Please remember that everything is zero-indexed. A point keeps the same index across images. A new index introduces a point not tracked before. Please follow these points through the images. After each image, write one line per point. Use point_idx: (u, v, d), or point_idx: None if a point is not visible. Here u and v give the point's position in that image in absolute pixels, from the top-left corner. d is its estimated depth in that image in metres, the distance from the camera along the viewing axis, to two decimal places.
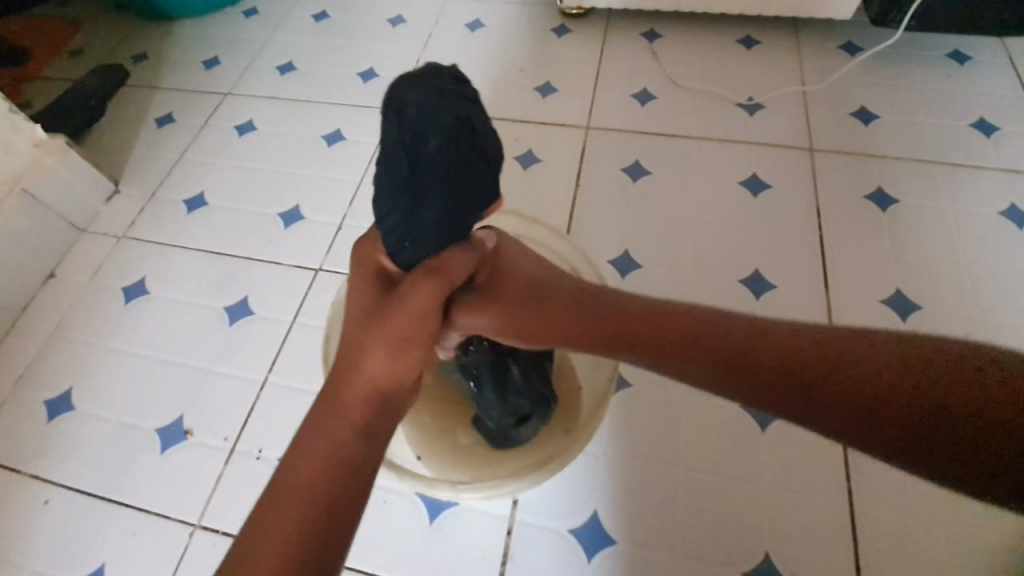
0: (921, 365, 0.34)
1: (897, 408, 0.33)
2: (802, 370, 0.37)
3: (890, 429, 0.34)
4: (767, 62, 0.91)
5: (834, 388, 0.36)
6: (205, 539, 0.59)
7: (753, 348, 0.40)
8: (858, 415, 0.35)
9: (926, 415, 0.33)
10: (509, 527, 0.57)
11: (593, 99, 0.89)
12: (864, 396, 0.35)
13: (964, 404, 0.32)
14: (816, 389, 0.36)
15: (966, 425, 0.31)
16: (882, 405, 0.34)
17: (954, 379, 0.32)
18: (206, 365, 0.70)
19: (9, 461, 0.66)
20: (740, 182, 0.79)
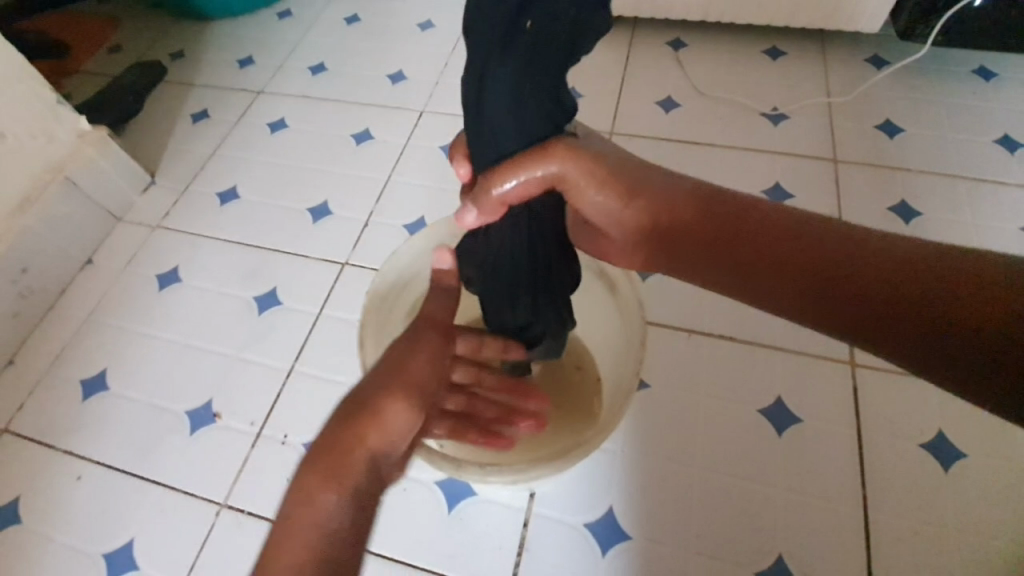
0: (957, 273, 0.33)
1: (926, 308, 0.33)
2: (844, 268, 0.36)
3: (912, 332, 0.33)
4: (791, 73, 0.92)
5: (870, 285, 0.35)
6: (229, 518, 0.61)
7: (789, 238, 0.38)
8: (888, 318, 0.34)
9: (955, 315, 0.32)
10: (526, 519, 0.58)
11: (618, 106, 0.90)
12: (895, 294, 0.34)
13: (992, 307, 0.31)
14: (849, 290, 0.35)
15: (984, 322, 0.31)
16: (898, 306, 0.34)
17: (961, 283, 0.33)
18: (235, 352, 0.72)
19: (45, 436, 0.69)
20: (762, 190, 0.80)
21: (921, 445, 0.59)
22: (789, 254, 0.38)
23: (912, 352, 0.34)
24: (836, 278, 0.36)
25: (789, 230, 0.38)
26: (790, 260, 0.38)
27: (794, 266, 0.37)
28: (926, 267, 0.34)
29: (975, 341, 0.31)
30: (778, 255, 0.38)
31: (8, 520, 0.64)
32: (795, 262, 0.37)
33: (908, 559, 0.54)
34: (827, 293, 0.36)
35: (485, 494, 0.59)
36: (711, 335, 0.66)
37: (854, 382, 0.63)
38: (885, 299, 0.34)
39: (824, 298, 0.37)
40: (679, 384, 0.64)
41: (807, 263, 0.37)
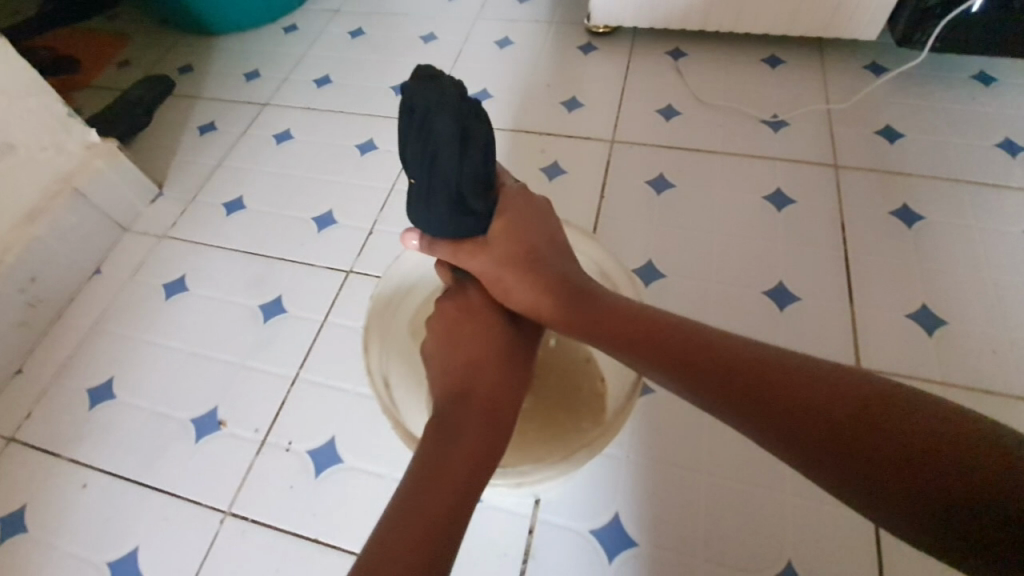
0: (938, 425, 0.30)
1: (881, 442, 0.31)
2: (794, 384, 0.35)
3: (884, 472, 0.31)
4: (790, 81, 0.93)
5: (817, 398, 0.34)
6: (234, 526, 0.61)
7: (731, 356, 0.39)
8: (833, 436, 0.33)
9: (912, 457, 0.30)
10: (531, 526, 0.58)
11: (619, 114, 0.91)
12: (871, 442, 0.32)
13: (963, 460, 0.29)
14: (801, 409, 0.34)
15: (952, 470, 0.29)
16: (873, 450, 0.31)
17: (943, 435, 0.30)
18: (241, 359, 0.73)
19: (51, 445, 0.69)
20: (764, 196, 0.80)
21: None
22: (743, 363, 0.38)
23: (866, 477, 0.31)
24: (777, 386, 0.36)
25: (750, 352, 0.38)
26: (742, 367, 0.38)
27: (742, 372, 0.37)
28: (871, 394, 0.33)
29: (940, 492, 0.29)
30: (727, 359, 0.39)
31: (13, 529, 0.64)
32: (747, 364, 0.38)
33: (919, 563, 0.53)
34: (773, 407, 0.35)
35: (490, 499, 0.59)
36: None
37: None
38: (839, 426, 0.33)
39: (797, 423, 0.34)
40: None
41: (754, 366, 0.37)
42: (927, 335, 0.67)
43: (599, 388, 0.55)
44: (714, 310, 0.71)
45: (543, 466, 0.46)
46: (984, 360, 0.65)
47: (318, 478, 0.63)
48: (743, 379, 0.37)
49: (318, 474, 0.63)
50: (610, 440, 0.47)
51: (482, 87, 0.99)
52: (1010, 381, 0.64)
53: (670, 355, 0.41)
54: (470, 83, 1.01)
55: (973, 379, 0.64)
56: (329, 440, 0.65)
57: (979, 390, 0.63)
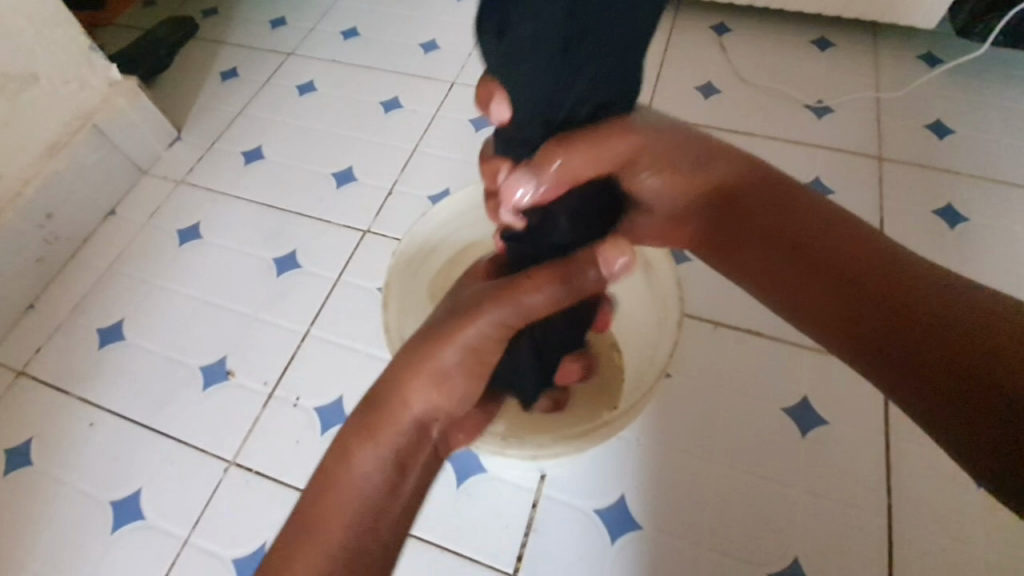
0: (1006, 325, 0.30)
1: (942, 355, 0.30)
2: (871, 273, 0.36)
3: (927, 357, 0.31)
4: (839, 66, 0.88)
5: (894, 294, 0.34)
6: (238, 477, 0.61)
7: (875, 260, 0.36)
8: (933, 357, 0.31)
9: (984, 370, 0.29)
10: (535, 501, 0.57)
11: (655, 88, 0.87)
12: (926, 336, 0.32)
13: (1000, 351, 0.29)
14: (899, 307, 0.33)
15: (986, 358, 0.29)
16: (925, 347, 0.31)
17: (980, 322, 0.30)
18: (252, 312, 0.72)
19: (61, 381, 0.69)
20: (802, 184, 0.77)
21: None
22: (850, 260, 0.37)
23: (917, 373, 0.32)
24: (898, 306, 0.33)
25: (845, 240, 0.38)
26: (842, 264, 0.37)
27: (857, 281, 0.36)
28: (945, 295, 0.32)
29: (974, 401, 0.28)
30: (828, 283, 0.37)
31: (20, 461, 0.64)
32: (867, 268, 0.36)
33: (931, 570, 0.52)
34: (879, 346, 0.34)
35: (495, 471, 0.58)
36: (740, 331, 0.64)
37: None
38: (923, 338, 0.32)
39: (888, 325, 0.34)
40: (701, 377, 0.62)
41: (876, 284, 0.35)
42: None
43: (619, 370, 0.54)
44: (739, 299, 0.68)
45: (561, 442, 0.45)
46: None
47: (324, 435, 0.62)
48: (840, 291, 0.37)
49: (324, 431, 0.62)
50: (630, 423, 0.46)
51: None
52: None
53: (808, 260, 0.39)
54: None
55: None
56: (337, 398, 0.64)
57: None
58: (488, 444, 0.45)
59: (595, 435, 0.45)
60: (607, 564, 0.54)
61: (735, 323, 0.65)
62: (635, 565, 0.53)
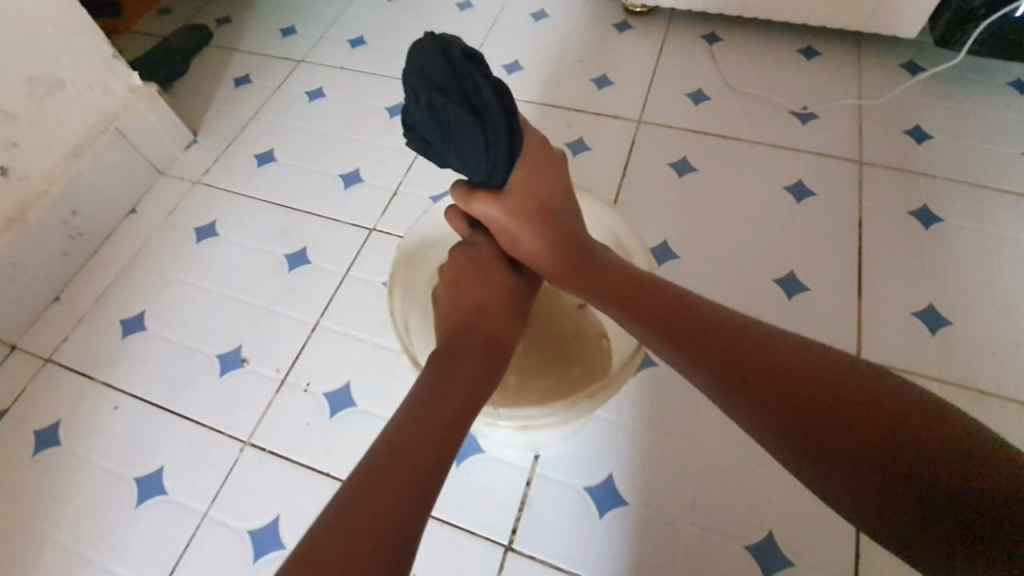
0: (903, 408, 0.33)
1: (865, 422, 0.33)
2: (760, 365, 0.37)
3: (843, 453, 0.33)
4: (824, 74, 0.92)
5: (789, 386, 0.36)
6: (253, 456, 0.65)
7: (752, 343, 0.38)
8: (852, 446, 0.33)
9: (907, 464, 0.31)
10: (529, 479, 0.61)
11: (648, 95, 0.92)
12: (840, 431, 0.33)
13: (926, 442, 0.31)
14: (797, 396, 0.35)
15: (918, 459, 0.31)
16: (848, 442, 0.33)
17: (895, 420, 0.32)
18: (265, 304, 0.76)
19: (86, 368, 0.73)
20: (786, 187, 0.81)
21: None
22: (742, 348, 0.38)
23: (838, 463, 0.33)
24: (771, 385, 0.36)
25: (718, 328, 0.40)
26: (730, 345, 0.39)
27: (745, 367, 0.37)
28: (834, 376, 0.35)
29: (913, 499, 0.31)
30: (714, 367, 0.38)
31: (48, 441, 0.68)
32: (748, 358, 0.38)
33: None
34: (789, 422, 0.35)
35: (492, 452, 0.62)
36: None
37: None
38: (829, 414, 0.34)
39: (801, 418, 0.35)
40: None
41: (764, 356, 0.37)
42: (932, 332, 0.68)
43: (606, 352, 0.58)
44: (724, 294, 0.72)
45: (548, 411, 0.50)
46: (983, 362, 0.66)
47: (332, 418, 0.66)
48: (733, 372, 0.38)
49: (332, 414, 0.67)
50: (613, 394, 0.50)
51: (514, 59, 0.99)
52: (1006, 384, 0.65)
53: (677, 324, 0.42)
54: (503, 52, 1.01)
55: (972, 379, 0.65)
56: (344, 384, 0.69)
57: (977, 392, 0.64)
58: (487, 417, 0.50)
59: (579, 404, 0.49)
60: (596, 537, 0.58)
61: None
62: (621, 539, 0.57)
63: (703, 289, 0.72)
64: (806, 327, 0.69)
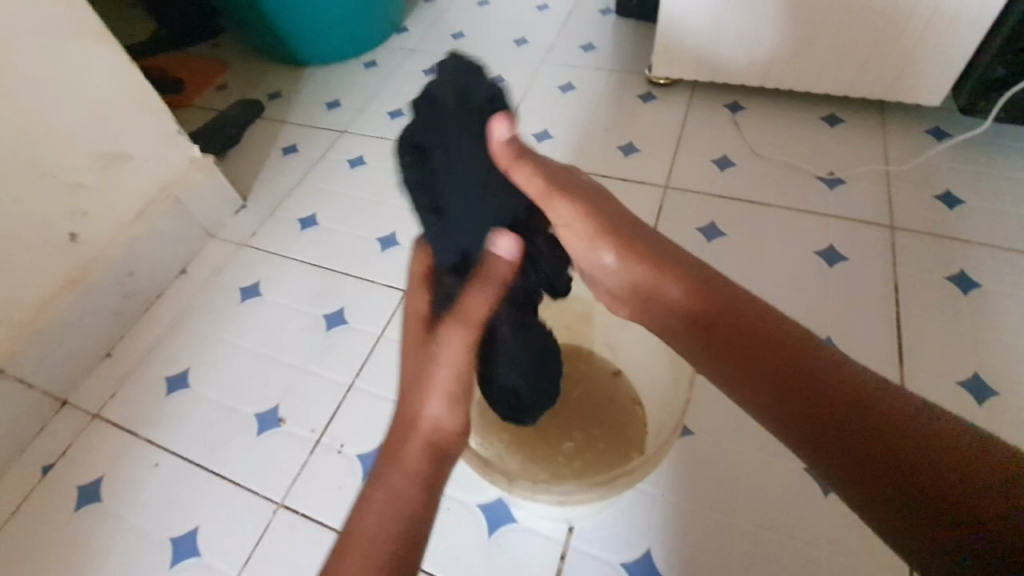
0: (951, 449, 0.31)
1: (914, 454, 0.31)
2: (820, 379, 0.36)
3: (885, 483, 0.31)
4: (848, 141, 0.94)
5: (839, 407, 0.34)
6: (285, 519, 0.65)
7: (814, 366, 0.36)
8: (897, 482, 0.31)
9: (947, 500, 0.29)
10: (563, 552, 0.59)
11: (674, 162, 0.95)
12: (881, 464, 0.32)
13: (969, 484, 0.29)
14: (847, 420, 0.34)
15: (967, 500, 0.29)
16: (893, 473, 0.31)
17: (946, 463, 0.30)
18: (303, 364, 0.78)
19: (130, 424, 0.76)
20: (817, 251, 0.81)
21: None
22: (794, 363, 0.37)
23: (883, 497, 0.31)
24: (825, 407, 0.35)
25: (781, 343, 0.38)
26: (773, 351, 0.38)
27: (810, 388, 0.36)
28: (899, 410, 0.33)
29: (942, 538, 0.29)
30: (776, 386, 0.37)
31: (89, 498, 0.70)
32: (805, 375, 0.36)
33: None
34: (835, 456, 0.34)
35: (525, 522, 0.61)
36: None
37: None
38: (886, 454, 0.32)
39: (842, 438, 0.33)
40: (722, 434, 0.64)
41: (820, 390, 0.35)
42: (980, 403, 0.66)
43: (642, 424, 0.58)
44: None
45: (588, 487, 0.48)
46: None
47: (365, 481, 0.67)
48: (792, 404, 0.36)
49: (365, 478, 0.67)
50: (653, 470, 0.49)
51: (544, 128, 1.04)
52: None
53: (731, 356, 0.40)
54: (533, 122, 1.06)
55: None
56: (377, 447, 0.69)
57: None
58: (524, 490, 0.49)
59: (619, 480, 0.48)
60: None
61: None
62: None
63: None
64: None
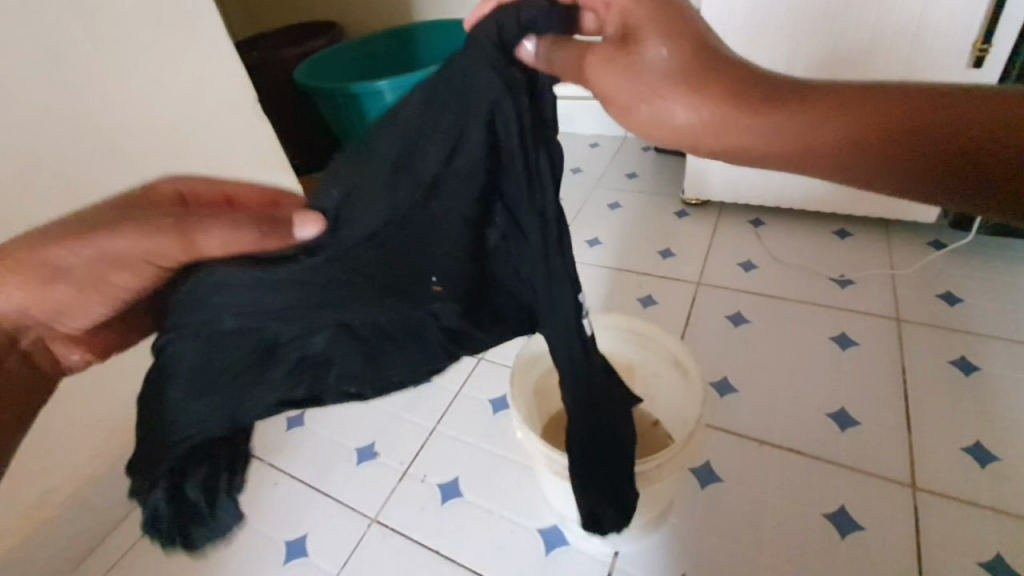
0: (969, 119, 0.31)
1: (981, 141, 0.31)
2: (869, 127, 0.33)
3: (952, 167, 0.32)
4: (856, 250, 1.11)
5: (877, 135, 0.33)
6: (378, 531, 0.79)
7: (865, 117, 0.33)
8: (944, 162, 0.32)
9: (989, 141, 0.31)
10: (609, 571, 0.70)
11: (705, 263, 1.13)
12: (949, 156, 0.32)
13: (988, 137, 0.31)
14: (906, 150, 0.33)
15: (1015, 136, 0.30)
16: (947, 152, 0.32)
17: (972, 108, 0.31)
18: (396, 411, 0.95)
19: (259, 451, 0.94)
20: (831, 337, 0.94)
21: (978, 564, 0.66)
22: (860, 137, 0.33)
23: (941, 180, 0.33)
24: (880, 130, 0.33)
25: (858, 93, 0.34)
26: (805, 140, 0.35)
27: (873, 128, 0.33)
28: (908, 98, 0.33)
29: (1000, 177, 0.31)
30: (828, 150, 0.35)
31: None
32: (872, 129, 0.33)
33: None
34: (865, 151, 0.34)
35: (577, 544, 0.73)
36: (781, 449, 0.79)
37: (913, 502, 0.72)
38: (922, 146, 0.32)
39: (906, 154, 0.33)
40: (747, 481, 0.76)
41: (819, 138, 0.34)
42: (983, 468, 0.74)
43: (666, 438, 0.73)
44: (783, 422, 0.82)
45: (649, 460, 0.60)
46: None
47: (443, 505, 0.80)
48: (857, 149, 0.34)
49: (443, 502, 0.81)
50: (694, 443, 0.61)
51: (594, 236, 1.26)
52: None
53: (802, 152, 0.35)
54: (586, 231, 1.28)
55: None
56: (454, 478, 0.83)
57: None
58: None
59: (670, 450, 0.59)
60: None
61: (778, 442, 0.79)
62: None
63: (762, 418, 0.83)
64: (863, 455, 0.77)
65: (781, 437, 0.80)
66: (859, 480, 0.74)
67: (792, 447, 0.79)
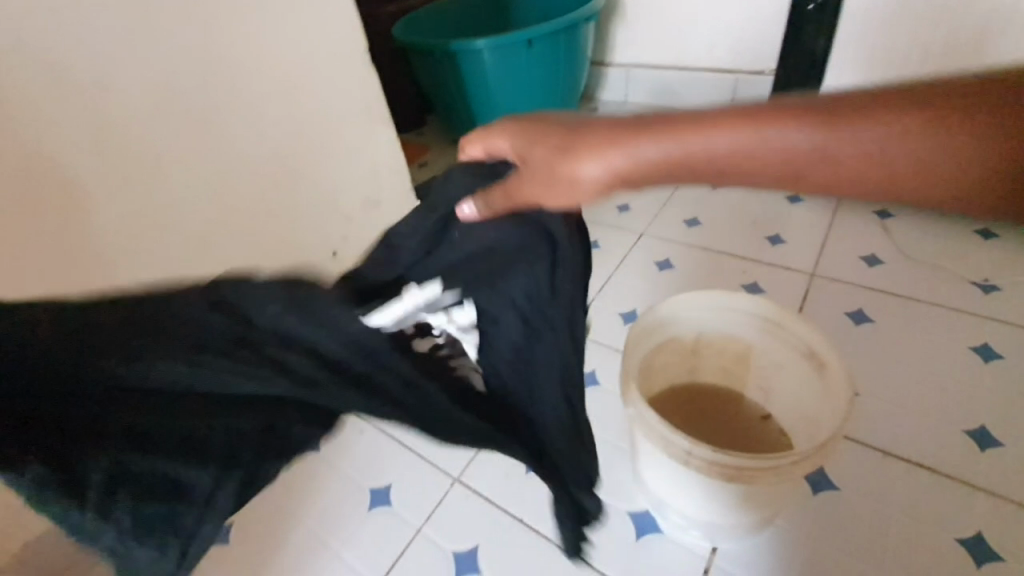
0: (927, 150, 0.37)
1: (936, 185, 0.38)
2: (835, 171, 0.39)
3: (924, 195, 0.39)
4: (1002, 253, 0.98)
5: (859, 171, 0.38)
6: (461, 491, 0.78)
7: (832, 159, 0.38)
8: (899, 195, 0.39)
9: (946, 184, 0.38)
10: (706, 567, 0.66)
11: (820, 253, 1.03)
12: (908, 187, 0.38)
13: (943, 182, 0.38)
14: (865, 185, 0.39)
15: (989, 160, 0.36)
16: (909, 190, 0.38)
17: (949, 156, 0.37)
18: None
19: None
20: (971, 346, 0.84)
21: None
22: (835, 179, 0.39)
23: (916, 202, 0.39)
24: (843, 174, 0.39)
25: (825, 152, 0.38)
26: (768, 166, 0.40)
27: (827, 176, 0.39)
28: (869, 152, 0.38)
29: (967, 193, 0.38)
30: (812, 177, 0.39)
31: None
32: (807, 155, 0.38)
33: None
34: (860, 182, 0.39)
35: (670, 533, 0.69)
36: (906, 462, 0.71)
37: None
38: (895, 184, 0.38)
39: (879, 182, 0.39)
40: (865, 492, 0.69)
41: (794, 164, 0.39)
42: None
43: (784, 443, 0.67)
44: (909, 434, 0.74)
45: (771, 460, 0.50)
46: None
47: (528, 474, 0.78)
48: (815, 183, 0.40)
49: (528, 471, 0.79)
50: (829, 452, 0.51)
51: (694, 216, 1.18)
52: None
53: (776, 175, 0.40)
54: (684, 211, 1.20)
55: None
56: None
57: None
58: (702, 453, 0.52)
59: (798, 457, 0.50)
60: None
61: (903, 454, 0.72)
62: None
63: (885, 426, 0.75)
64: (1007, 480, 0.68)
65: (906, 449, 0.72)
66: (1002, 507, 0.66)
67: (919, 462, 0.71)
